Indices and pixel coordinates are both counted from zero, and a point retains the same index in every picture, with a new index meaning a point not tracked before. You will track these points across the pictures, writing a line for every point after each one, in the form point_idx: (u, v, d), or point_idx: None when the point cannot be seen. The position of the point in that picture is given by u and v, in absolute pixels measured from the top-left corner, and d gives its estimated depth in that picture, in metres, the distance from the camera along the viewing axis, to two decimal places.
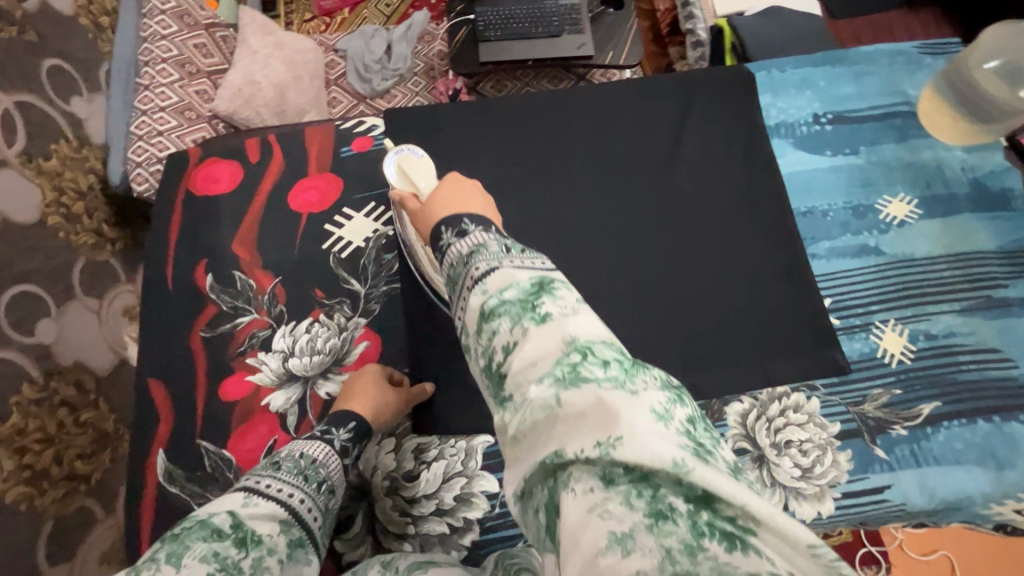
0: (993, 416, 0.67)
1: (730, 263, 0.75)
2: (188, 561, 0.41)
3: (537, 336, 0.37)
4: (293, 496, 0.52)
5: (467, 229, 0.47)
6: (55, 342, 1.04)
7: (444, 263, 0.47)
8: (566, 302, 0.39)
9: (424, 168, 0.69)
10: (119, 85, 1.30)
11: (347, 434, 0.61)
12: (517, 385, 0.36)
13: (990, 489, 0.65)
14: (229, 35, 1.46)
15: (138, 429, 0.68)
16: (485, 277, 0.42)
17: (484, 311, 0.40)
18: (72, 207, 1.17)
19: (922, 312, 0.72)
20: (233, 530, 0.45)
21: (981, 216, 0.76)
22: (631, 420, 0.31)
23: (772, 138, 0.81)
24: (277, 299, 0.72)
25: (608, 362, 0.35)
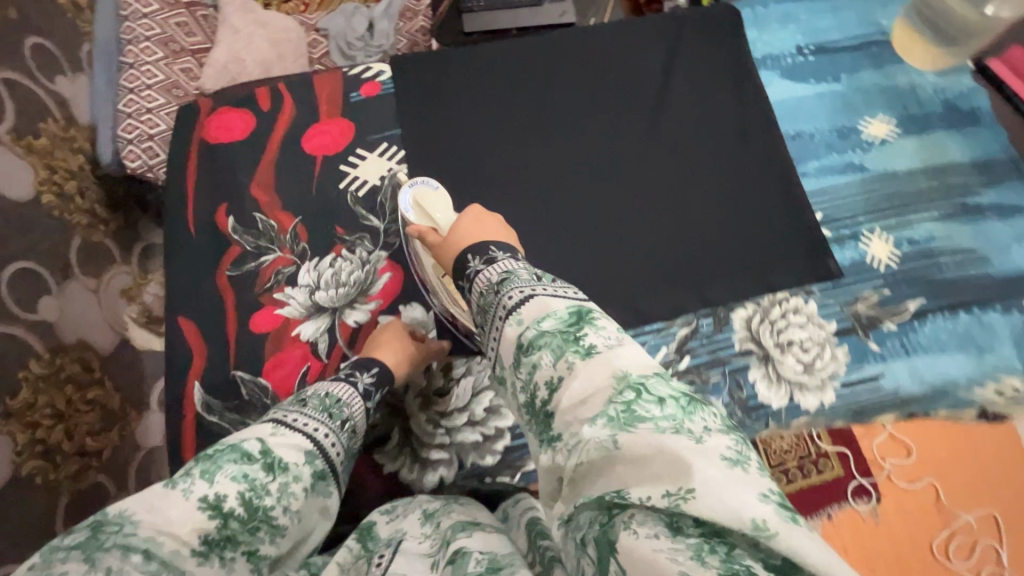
0: (972, 308, 0.73)
1: (727, 186, 0.79)
2: (221, 477, 0.47)
3: (585, 370, 0.41)
4: (319, 430, 0.56)
5: (493, 256, 0.53)
6: (58, 319, 1.06)
7: (475, 291, 0.52)
8: (608, 333, 0.43)
9: (441, 202, 0.70)
10: (102, 61, 1.22)
11: (371, 377, 0.63)
12: (568, 425, 0.40)
13: (973, 372, 0.71)
14: (211, 15, 1.32)
15: (172, 366, 0.70)
16: (520, 307, 0.46)
17: (523, 342, 0.45)
18: (64, 187, 1.16)
19: (905, 221, 0.77)
20: (262, 454, 0.50)
21: (954, 132, 0.82)
22: (701, 469, 0.34)
23: (760, 70, 0.86)
24: (300, 237, 0.75)
25: (665, 399, 0.38)
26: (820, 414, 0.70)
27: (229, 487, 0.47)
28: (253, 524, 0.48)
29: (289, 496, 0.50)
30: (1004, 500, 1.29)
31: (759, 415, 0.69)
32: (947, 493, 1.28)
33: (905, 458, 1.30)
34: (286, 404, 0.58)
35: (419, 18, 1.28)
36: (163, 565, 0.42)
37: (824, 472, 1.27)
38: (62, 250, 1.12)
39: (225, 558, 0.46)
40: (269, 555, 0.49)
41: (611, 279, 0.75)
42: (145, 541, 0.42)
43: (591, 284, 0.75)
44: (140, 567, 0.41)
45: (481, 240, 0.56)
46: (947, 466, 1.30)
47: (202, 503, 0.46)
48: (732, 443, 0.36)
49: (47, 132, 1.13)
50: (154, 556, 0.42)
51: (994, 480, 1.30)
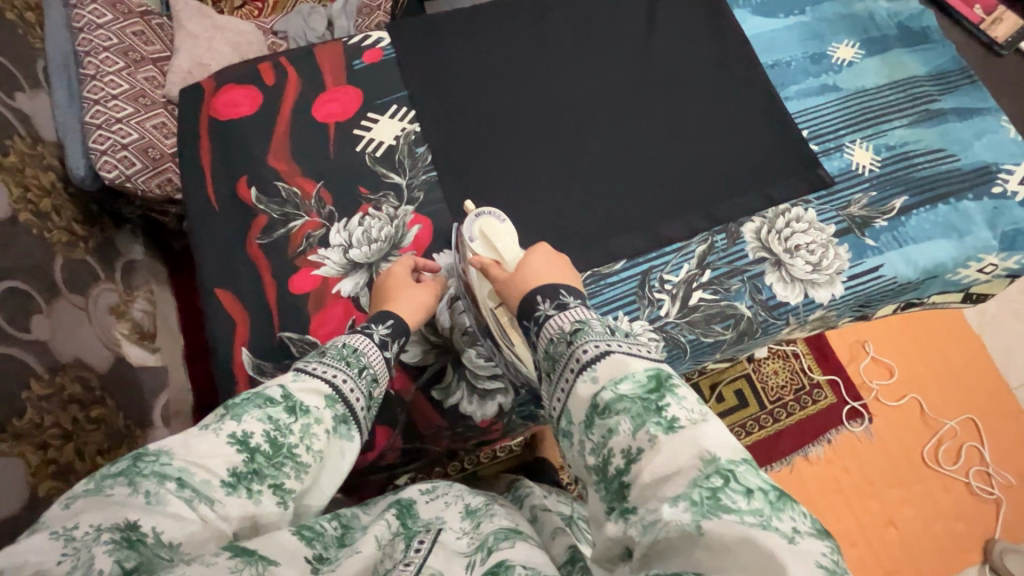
0: (949, 199, 0.81)
1: (719, 115, 0.85)
2: (247, 417, 0.49)
3: (669, 445, 0.43)
4: (338, 377, 0.56)
5: (565, 302, 0.55)
6: (51, 338, 1.01)
7: (544, 338, 0.54)
8: (692, 408, 0.45)
9: (505, 233, 0.69)
10: (58, 78, 1.22)
11: (386, 328, 0.63)
12: (645, 499, 0.42)
13: (958, 255, 0.79)
14: (165, 23, 1.36)
15: (215, 336, 0.71)
16: (596, 364, 0.48)
17: (600, 405, 0.46)
18: (39, 205, 1.13)
19: (880, 129, 0.85)
20: (284, 399, 0.51)
21: (911, 49, 0.91)
22: (795, 573, 0.35)
23: (733, 9, 0.92)
24: (324, 201, 0.76)
25: (752, 491, 0.40)
26: (832, 306, 0.77)
27: (255, 425, 0.49)
28: (279, 460, 0.49)
29: (311, 437, 0.51)
30: (983, 403, 1.40)
31: (780, 313, 0.75)
32: (931, 406, 1.38)
33: (888, 378, 1.40)
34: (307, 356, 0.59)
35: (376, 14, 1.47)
36: (194, 492, 0.45)
37: (822, 401, 1.36)
38: (46, 268, 1.08)
39: (253, 492, 0.47)
40: (295, 492, 0.50)
41: (627, 208, 0.79)
42: (178, 470, 0.45)
43: (609, 215, 0.79)
44: (174, 493, 0.44)
45: (548, 282, 0.58)
46: (928, 380, 1.40)
47: (230, 439, 0.48)
48: (825, 549, 0.38)
49: (15, 149, 1.08)
50: (187, 485, 0.45)
51: (970, 386, 1.41)
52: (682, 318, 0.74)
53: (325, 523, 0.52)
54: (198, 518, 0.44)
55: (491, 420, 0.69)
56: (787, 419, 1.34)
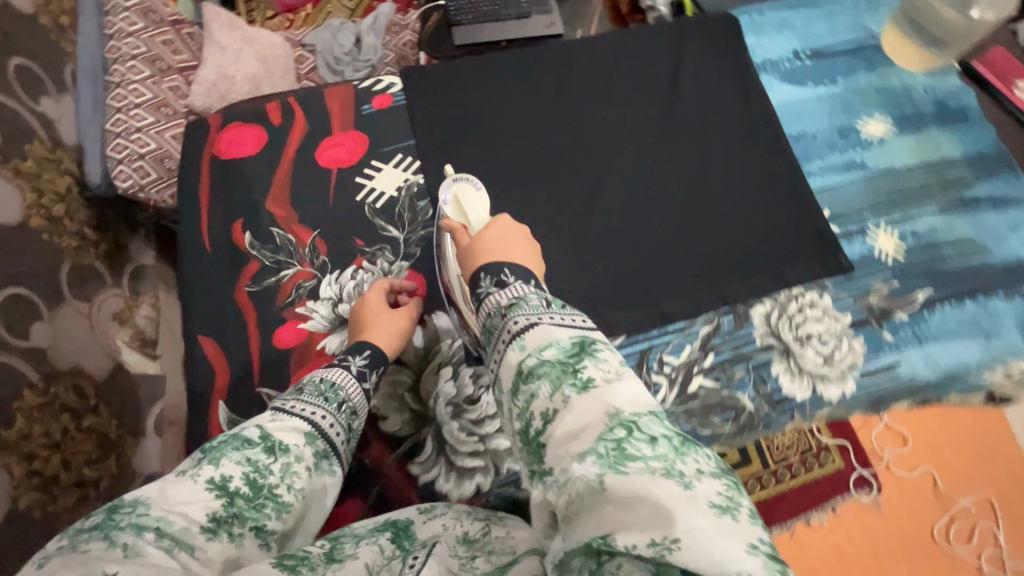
0: (977, 296, 0.76)
1: (737, 187, 0.81)
2: (225, 461, 0.48)
3: (580, 406, 0.43)
4: (316, 414, 0.56)
5: (506, 279, 0.54)
6: (50, 345, 1.00)
7: (483, 312, 0.54)
8: (608, 368, 0.45)
9: (480, 201, 0.73)
10: (85, 81, 1.24)
11: (364, 360, 0.63)
12: (559, 458, 0.42)
13: (982, 356, 0.74)
14: (196, 33, 1.38)
15: (191, 385, 0.68)
16: (524, 333, 0.48)
17: (524, 370, 0.47)
18: (52, 209, 1.12)
19: (908, 215, 0.81)
20: (262, 440, 0.51)
21: (946, 129, 0.86)
22: (686, 516, 0.35)
23: (761, 74, 0.88)
24: (319, 250, 0.74)
25: (656, 439, 0.40)
26: (843, 404, 0.72)
27: (233, 469, 0.48)
28: (259, 501, 0.49)
29: (291, 475, 0.51)
30: (1004, 483, 1.31)
31: (785, 408, 0.71)
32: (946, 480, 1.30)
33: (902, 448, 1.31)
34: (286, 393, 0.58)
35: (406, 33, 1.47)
36: (174, 541, 0.43)
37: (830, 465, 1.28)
38: (54, 274, 1.08)
39: (235, 535, 0.47)
40: (277, 532, 0.50)
41: (632, 281, 0.76)
42: (157, 519, 0.43)
43: (613, 286, 0.75)
44: (153, 542, 0.41)
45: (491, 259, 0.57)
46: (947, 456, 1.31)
47: (209, 484, 0.46)
48: (722, 488, 0.38)
49: (33, 153, 1.08)
50: (166, 533, 0.43)
51: (991, 464, 1.32)
52: (679, 406, 0.70)
53: (310, 547, 0.51)
54: (180, 566, 0.42)
55: (469, 500, 0.65)
56: (789, 482, 1.26)
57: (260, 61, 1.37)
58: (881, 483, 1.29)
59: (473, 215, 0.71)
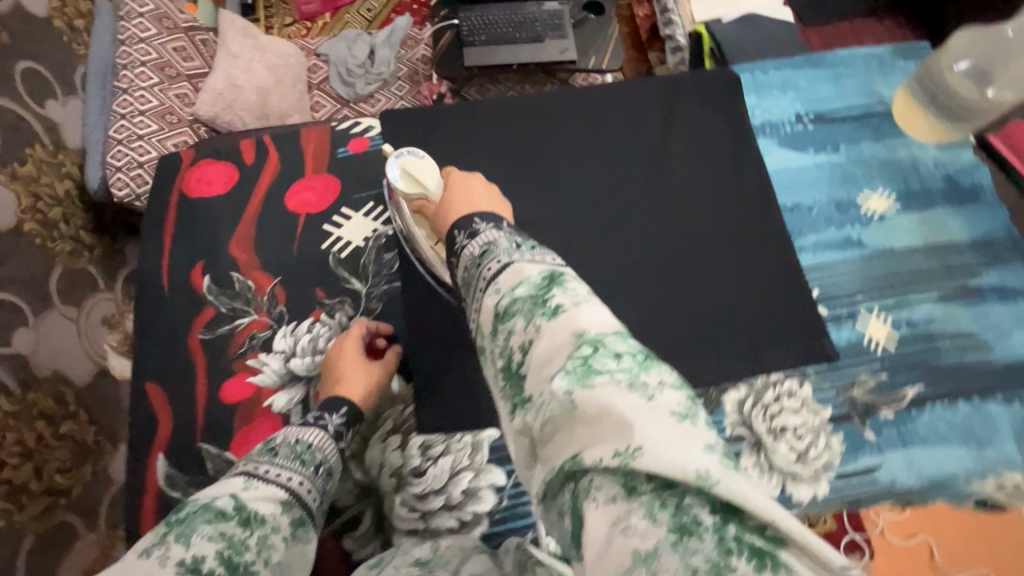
0: (972, 396, 0.71)
1: (722, 258, 0.77)
2: (196, 537, 0.41)
3: (550, 331, 0.38)
4: (291, 479, 0.51)
5: (478, 228, 0.49)
6: (33, 351, 0.95)
7: (459, 265, 0.49)
8: (576, 293, 0.40)
9: (431, 170, 0.70)
10: (94, 86, 1.22)
11: (342, 418, 0.60)
12: (536, 389, 0.37)
13: (972, 466, 0.68)
14: (209, 39, 1.37)
15: (134, 435, 0.67)
16: (498, 276, 0.44)
17: (499, 311, 0.42)
18: (48, 213, 1.09)
19: (904, 301, 0.75)
20: (237, 510, 0.45)
21: (955, 208, 0.80)
22: (651, 430, 0.31)
23: (758, 137, 0.84)
24: (277, 299, 0.72)
25: (621, 354, 0.36)
26: (813, 507, 0.67)
27: (207, 545, 0.41)
28: None
29: (268, 549, 0.44)
30: None
31: None
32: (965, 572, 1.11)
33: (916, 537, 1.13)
34: (254, 455, 0.53)
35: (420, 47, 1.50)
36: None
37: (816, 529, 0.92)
38: (43, 280, 1.03)
39: None
40: None
41: None
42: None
43: None
44: None
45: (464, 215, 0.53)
46: None
47: (179, 567, 0.39)
48: (688, 399, 0.34)
49: (34, 157, 1.06)
50: None
51: None
52: None
53: None
54: None
55: None
56: None
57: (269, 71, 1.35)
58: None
59: (429, 183, 0.68)
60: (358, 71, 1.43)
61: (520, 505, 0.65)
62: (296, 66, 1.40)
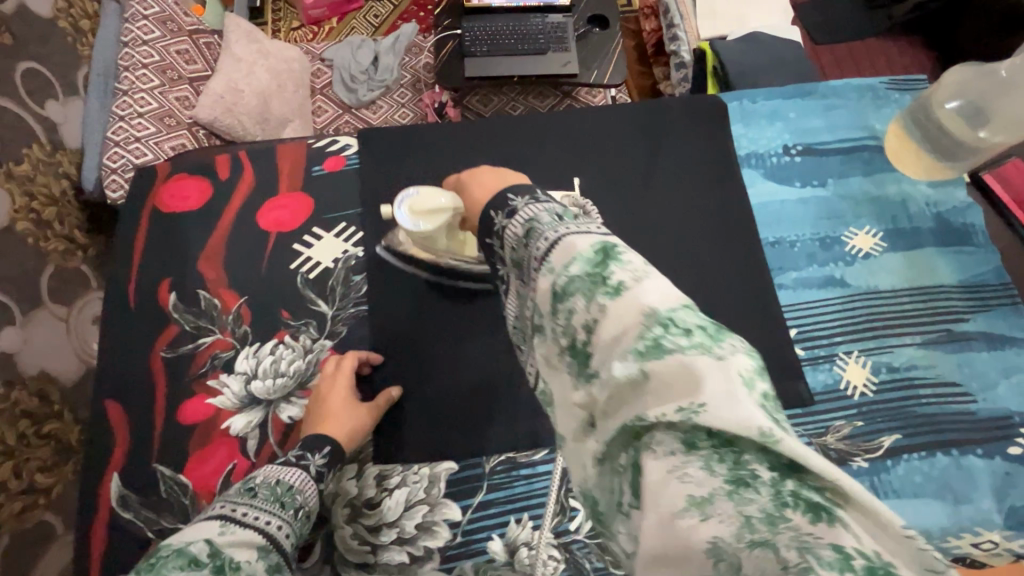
0: (951, 449, 0.68)
1: (700, 294, 0.75)
2: None
3: (616, 311, 0.35)
4: (270, 523, 0.51)
5: (515, 206, 0.43)
6: (20, 349, 0.89)
7: (505, 249, 0.43)
8: (636, 266, 0.36)
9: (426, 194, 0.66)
10: (97, 87, 1.20)
11: (323, 459, 0.60)
12: (602, 360, 0.35)
13: (948, 523, 0.65)
14: (213, 42, 1.37)
15: (89, 454, 0.66)
16: (550, 255, 0.39)
17: (556, 291, 0.38)
18: (43, 213, 1.03)
19: (885, 345, 0.73)
20: (211, 558, 0.44)
21: (945, 249, 0.78)
22: (720, 392, 0.29)
23: (743, 167, 0.82)
24: (242, 319, 0.71)
25: (692, 330, 0.33)
26: None
27: None
28: None
29: None
30: None
31: None
32: None
33: None
34: (231, 496, 0.52)
35: (422, 57, 1.50)
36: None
37: None
38: (32, 278, 0.96)
39: None
40: None
41: None
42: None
43: None
44: None
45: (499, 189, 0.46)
46: None
47: None
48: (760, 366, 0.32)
49: (30, 157, 1.01)
50: None
51: None
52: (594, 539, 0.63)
53: None
54: None
55: None
56: None
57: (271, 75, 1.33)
58: None
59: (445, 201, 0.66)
60: (360, 77, 1.43)
61: (474, 542, 0.63)
62: (299, 72, 1.39)
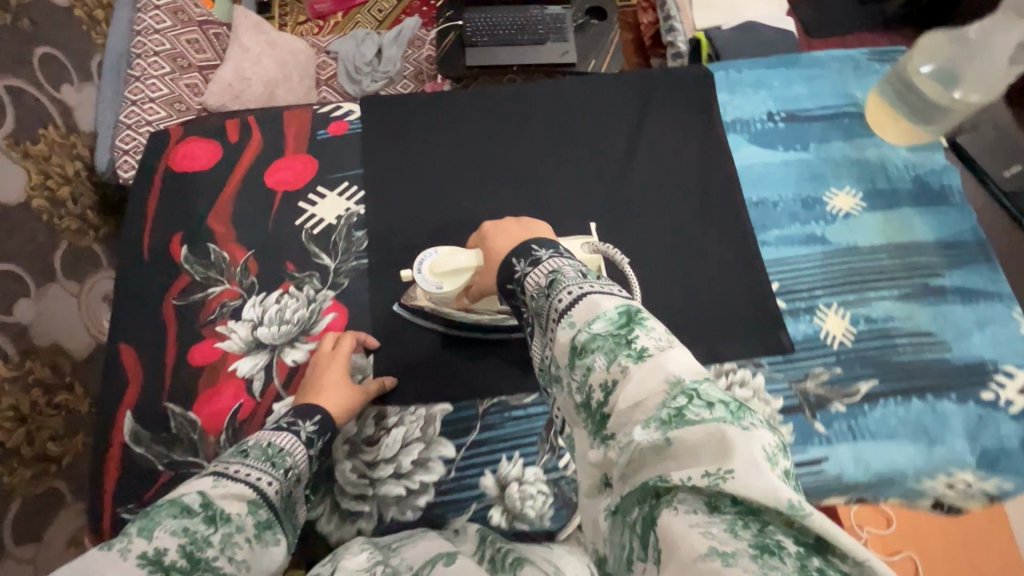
0: (926, 394, 0.71)
1: (685, 252, 0.78)
2: (160, 532, 0.42)
3: (638, 374, 0.37)
4: (260, 478, 0.53)
5: (538, 256, 0.51)
6: (32, 322, 0.92)
7: (527, 297, 0.49)
8: (660, 334, 0.39)
9: (445, 259, 0.66)
10: (110, 73, 1.23)
11: (314, 425, 0.61)
12: (621, 423, 0.36)
13: (922, 464, 0.68)
14: (223, 33, 1.39)
15: (105, 394, 0.70)
16: (572, 309, 0.42)
17: (576, 347, 0.41)
18: (57, 192, 1.05)
19: (864, 298, 0.76)
20: (203, 508, 0.46)
21: (922, 209, 0.81)
22: (746, 461, 0.30)
23: (728, 133, 0.85)
24: (249, 271, 0.75)
25: (715, 403, 0.34)
26: None
27: (169, 540, 0.42)
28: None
29: (232, 546, 0.46)
30: None
31: None
32: None
33: None
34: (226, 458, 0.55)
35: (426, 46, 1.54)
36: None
37: None
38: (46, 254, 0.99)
39: None
40: None
41: None
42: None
43: None
44: None
45: (523, 241, 0.54)
46: None
47: (140, 560, 0.40)
48: (782, 445, 0.33)
49: (47, 137, 1.04)
50: None
51: None
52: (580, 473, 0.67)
53: None
54: None
55: None
56: None
57: (279, 65, 1.36)
58: None
59: (465, 258, 0.65)
60: (363, 69, 1.46)
61: (468, 477, 0.66)
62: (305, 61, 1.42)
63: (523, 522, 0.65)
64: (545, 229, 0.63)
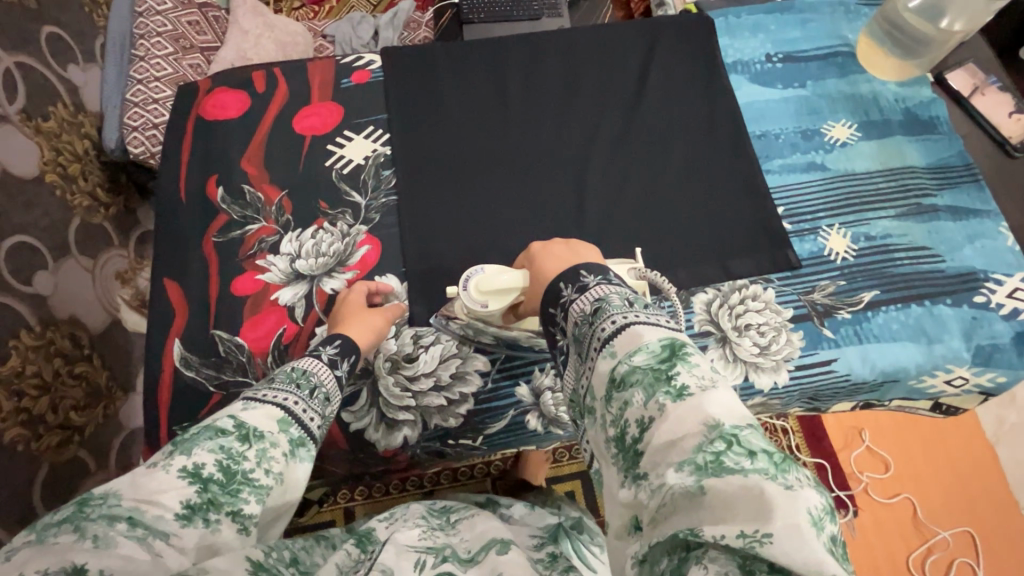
0: (924, 300, 0.76)
1: (695, 184, 0.83)
2: (198, 449, 0.41)
3: (675, 414, 0.37)
4: (290, 400, 0.50)
5: (585, 283, 0.49)
6: (52, 294, 0.90)
7: (568, 323, 0.48)
8: (702, 371, 0.39)
9: (491, 281, 0.65)
10: (114, 55, 1.16)
11: (335, 347, 0.60)
12: (655, 463, 0.36)
13: (923, 362, 0.74)
14: (221, 16, 1.33)
15: (152, 326, 0.73)
16: (613, 339, 0.43)
17: (615, 378, 0.41)
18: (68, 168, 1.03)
19: (863, 218, 0.81)
20: (237, 429, 0.44)
21: (913, 138, 0.86)
22: (787, 527, 0.30)
23: (730, 74, 0.90)
24: (284, 210, 0.79)
25: (756, 452, 0.34)
26: (774, 394, 0.73)
27: (207, 456, 0.41)
28: (233, 486, 0.42)
29: (268, 461, 0.44)
30: (995, 524, 1.15)
31: None
32: (988, 545, 1.13)
33: (883, 473, 1.18)
34: None
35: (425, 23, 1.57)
36: (146, 530, 0.37)
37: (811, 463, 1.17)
38: (61, 229, 0.97)
39: (211, 520, 0.40)
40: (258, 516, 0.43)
41: None
42: (129, 509, 0.38)
43: None
44: (124, 533, 0.36)
45: (569, 266, 0.52)
46: (980, 508, 1.16)
47: (182, 472, 0.40)
48: (824, 505, 0.32)
49: (57, 115, 1.00)
50: (139, 522, 0.37)
51: (1012, 517, 1.16)
52: None
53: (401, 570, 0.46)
54: (152, 556, 0.37)
55: (395, 450, 0.69)
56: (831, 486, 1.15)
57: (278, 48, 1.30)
58: (913, 537, 1.14)
59: (510, 278, 0.64)
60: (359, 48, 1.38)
61: (503, 388, 0.71)
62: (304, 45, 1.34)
63: (557, 425, 0.71)
64: (596, 252, 0.59)
